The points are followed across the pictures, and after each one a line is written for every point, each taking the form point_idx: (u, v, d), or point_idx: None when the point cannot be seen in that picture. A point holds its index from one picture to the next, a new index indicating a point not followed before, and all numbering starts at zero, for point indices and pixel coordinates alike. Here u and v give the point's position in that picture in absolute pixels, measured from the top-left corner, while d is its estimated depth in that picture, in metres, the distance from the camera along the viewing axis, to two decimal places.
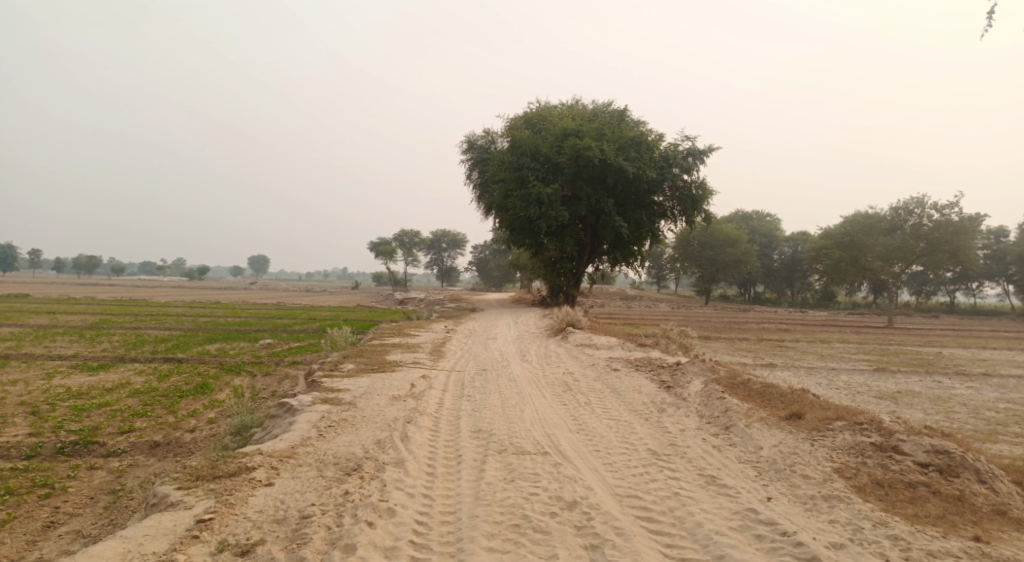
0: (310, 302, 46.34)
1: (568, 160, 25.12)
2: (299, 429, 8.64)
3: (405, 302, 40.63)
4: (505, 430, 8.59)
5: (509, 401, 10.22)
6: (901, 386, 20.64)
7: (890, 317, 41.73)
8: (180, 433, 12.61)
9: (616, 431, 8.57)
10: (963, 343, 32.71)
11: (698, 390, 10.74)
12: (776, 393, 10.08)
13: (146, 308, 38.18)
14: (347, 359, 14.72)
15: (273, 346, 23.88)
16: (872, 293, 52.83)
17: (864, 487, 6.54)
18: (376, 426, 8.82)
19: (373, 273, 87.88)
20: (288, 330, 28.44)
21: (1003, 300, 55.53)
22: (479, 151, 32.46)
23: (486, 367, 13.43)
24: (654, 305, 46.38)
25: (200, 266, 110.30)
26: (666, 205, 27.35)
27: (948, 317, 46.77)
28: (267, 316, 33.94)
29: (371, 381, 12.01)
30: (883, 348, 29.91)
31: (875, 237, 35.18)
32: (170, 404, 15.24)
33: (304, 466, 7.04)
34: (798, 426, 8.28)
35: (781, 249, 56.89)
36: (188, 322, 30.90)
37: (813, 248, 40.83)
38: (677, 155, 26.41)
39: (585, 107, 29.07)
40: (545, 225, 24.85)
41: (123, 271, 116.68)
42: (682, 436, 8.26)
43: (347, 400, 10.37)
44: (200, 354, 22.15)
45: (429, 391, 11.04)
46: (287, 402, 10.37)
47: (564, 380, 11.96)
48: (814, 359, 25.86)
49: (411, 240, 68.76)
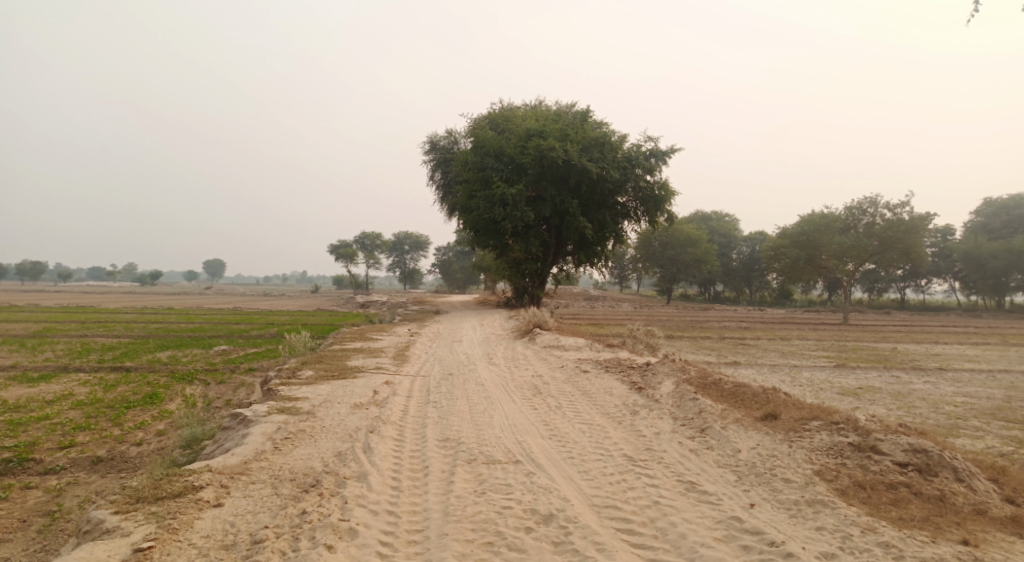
0: (267, 306, 45.16)
1: (532, 161, 24.84)
2: (253, 442, 8.12)
3: (367, 306, 39.88)
4: (474, 438, 8.21)
5: (477, 407, 9.84)
6: (862, 382, 20.87)
7: (845, 314, 42.57)
8: (126, 448, 11.91)
9: (589, 436, 8.26)
10: (915, 338, 33.49)
11: (669, 391, 10.50)
12: (749, 393, 9.89)
13: (93, 314, 36.61)
14: (306, 365, 14.13)
15: (228, 353, 23.05)
16: (828, 291, 53.89)
17: (846, 490, 6.34)
18: (337, 437, 8.34)
19: (333, 277, 86.53)
20: (244, 335, 27.58)
21: (950, 296, 57.21)
22: (441, 151, 32.01)
23: (452, 371, 13.03)
24: (617, 305, 46.50)
25: (153, 271, 107.16)
26: (629, 205, 27.27)
27: (900, 313, 47.90)
28: (222, 321, 32.88)
29: (331, 388, 11.49)
30: (841, 344, 30.36)
31: (829, 236, 35.67)
32: (116, 416, 14.46)
33: (258, 483, 6.54)
34: (774, 427, 8.07)
35: (739, 249, 57.61)
36: (138, 329, 29.73)
37: (771, 247, 41.37)
38: (640, 156, 26.36)
39: (548, 108, 28.85)
40: (509, 226, 24.51)
41: (71, 276, 112.57)
42: (658, 440, 7.99)
43: (306, 410, 9.84)
44: (151, 362, 21.22)
45: (393, 398, 10.59)
46: (241, 413, 9.82)
47: (533, 383, 11.62)
48: (776, 357, 26.08)
49: (372, 243, 67.76)
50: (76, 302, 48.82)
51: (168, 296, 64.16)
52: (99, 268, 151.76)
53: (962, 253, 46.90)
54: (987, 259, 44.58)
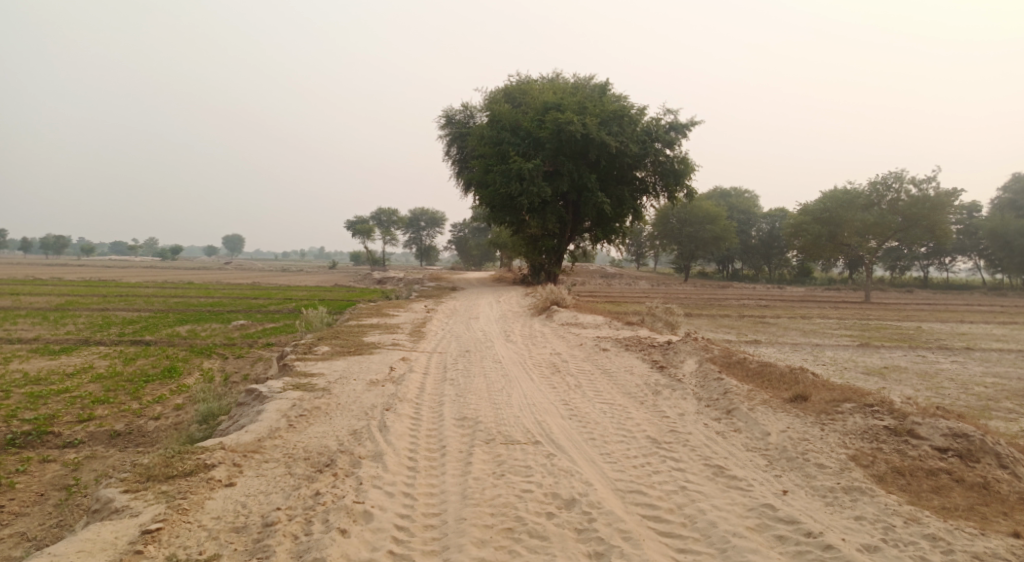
0: (285, 281, 45.35)
1: (549, 135, 24.35)
2: (267, 419, 7.94)
3: (384, 281, 39.85)
4: (493, 417, 7.98)
5: (496, 385, 9.60)
6: (887, 361, 20.45)
7: (866, 292, 41.84)
8: (144, 422, 11.87)
9: (611, 417, 7.99)
10: (940, 317, 32.83)
11: (692, 371, 10.21)
12: (775, 373, 9.57)
13: (115, 288, 36.88)
14: (322, 341, 13.96)
15: (246, 328, 23.04)
16: (848, 269, 53.04)
17: (884, 477, 6.02)
18: (351, 415, 8.13)
19: (350, 253, 86.70)
20: (262, 310, 27.58)
21: (975, 274, 56.06)
22: (457, 126, 31.58)
23: (470, 348, 12.80)
24: (634, 283, 46.05)
25: (173, 247, 107.99)
26: (647, 180, 26.75)
27: (923, 292, 47.05)
28: (241, 296, 32.96)
29: (347, 365, 11.31)
30: (863, 323, 29.82)
31: (852, 213, 34.72)
32: (134, 390, 14.43)
33: (271, 462, 6.36)
34: (804, 409, 7.74)
35: (759, 226, 56.79)
36: (158, 303, 29.85)
37: (792, 224, 40.60)
38: (659, 130, 25.77)
39: (565, 81, 28.26)
40: (527, 201, 24.14)
41: (93, 251, 113.82)
42: (682, 421, 7.71)
43: (321, 386, 9.66)
44: (169, 336, 21.24)
45: (409, 375, 10.40)
46: (255, 389, 9.67)
47: (552, 361, 11.36)
48: (798, 335, 25.66)
49: (389, 219, 67.59)
50: (98, 276, 49.31)
51: (188, 271, 64.51)
52: (121, 244, 153.36)
53: (987, 230, 45.73)
54: (1013, 236, 43.47)
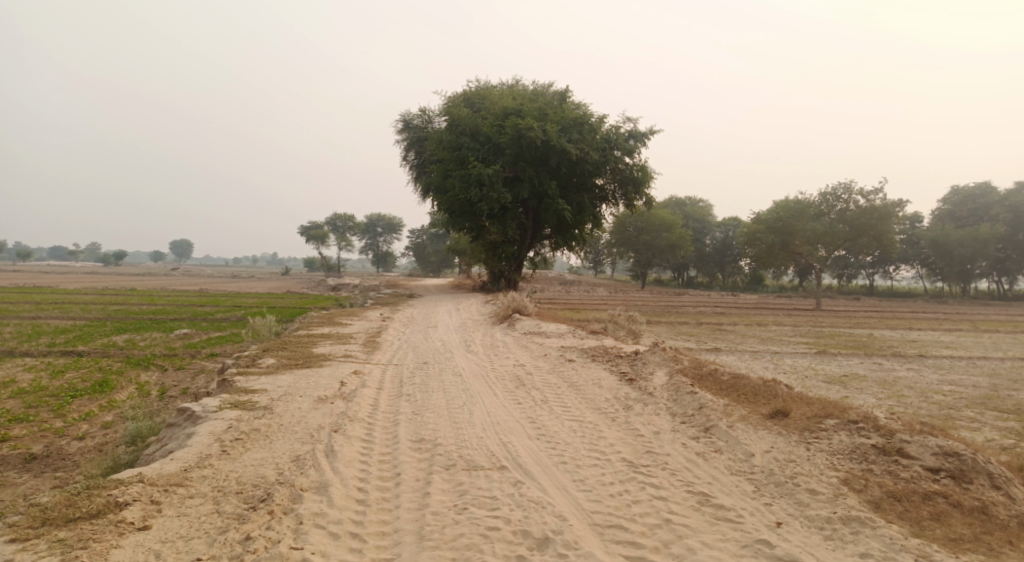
0: (234, 288, 43.70)
1: (509, 140, 23.74)
2: (197, 445, 7.08)
3: (338, 288, 38.66)
4: (453, 438, 7.28)
5: (456, 401, 8.89)
6: (846, 369, 20.41)
7: (817, 300, 42.41)
8: (66, 444, 10.81)
9: (581, 436, 7.36)
10: (889, 324, 33.32)
11: (663, 384, 9.65)
12: (750, 386, 9.11)
13: (50, 295, 34.77)
14: (268, 352, 13.01)
15: (189, 337, 21.77)
16: (799, 277, 53.79)
17: (880, 502, 5.54)
18: (295, 438, 7.33)
19: (304, 260, 84.71)
20: (208, 318, 26.21)
21: (918, 282, 57.59)
22: (415, 130, 30.78)
23: (427, 359, 12.06)
24: (592, 290, 45.77)
25: (118, 252, 104.40)
26: (607, 187, 26.37)
27: (869, 300, 47.98)
28: (186, 304, 31.38)
29: (293, 379, 10.44)
30: (818, 330, 29.99)
31: (803, 222, 35.08)
32: (59, 406, 13.21)
33: (196, 499, 5.57)
34: (786, 426, 7.21)
35: (713, 234, 57.30)
36: (96, 310, 28.16)
37: (745, 233, 40.79)
38: (619, 137, 25.44)
39: (525, 87, 27.76)
40: (486, 207, 23.50)
41: (30, 255, 108.58)
42: (658, 441, 7.14)
43: (263, 405, 8.79)
44: (104, 346, 19.86)
45: (361, 390, 9.61)
46: (188, 409, 8.77)
47: (515, 374, 10.71)
48: (756, 343, 25.57)
49: (344, 225, 66.05)
50: (34, 282, 46.90)
51: (131, 276, 61.91)
52: (60, 247, 146.87)
53: (929, 240, 46.85)
54: (953, 246, 44.61)
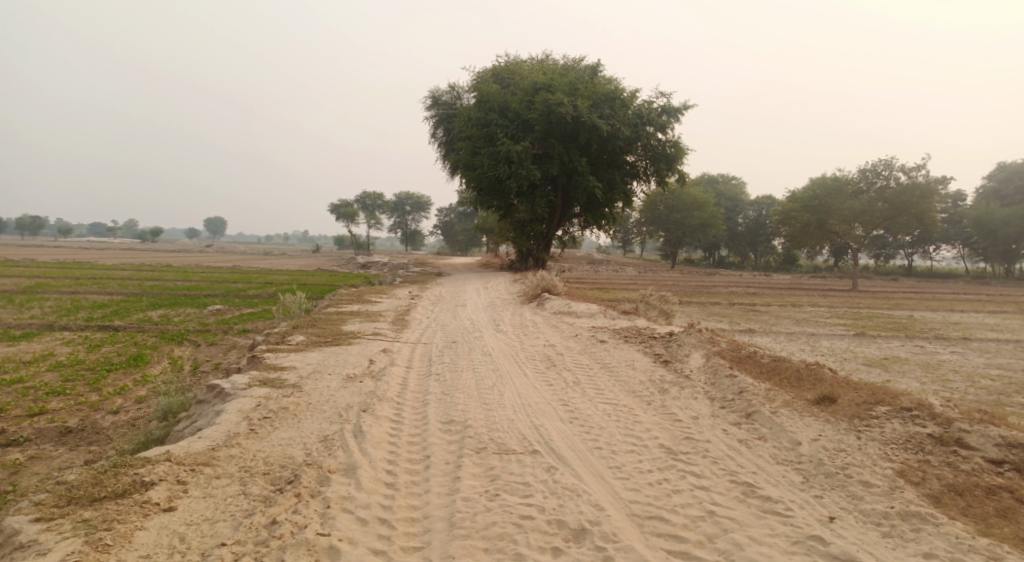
0: (265, 264, 44.13)
1: (539, 116, 23.28)
2: (225, 423, 6.96)
3: (368, 266, 38.74)
4: (483, 420, 7.06)
5: (485, 382, 8.67)
6: (886, 352, 19.77)
7: (854, 281, 41.36)
8: (100, 418, 10.87)
9: (616, 421, 7.09)
10: (929, 305, 32.33)
11: (700, 366, 9.32)
12: (793, 371, 8.72)
13: (88, 270, 35.43)
14: (297, 329, 12.93)
15: (221, 313, 21.92)
16: (834, 256, 52.52)
17: (940, 497, 5.18)
18: (323, 417, 7.18)
19: (335, 238, 85.31)
20: (240, 294, 26.41)
21: (959, 262, 55.87)
22: (444, 107, 30.45)
23: (456, 338, 11.86)
24: (622, 269, 45.22)
25: (154, 229, 106.44)
26: (638, 164, 25.80)
27: (908, 281, 46.66)
28: (219, 280, 31.67)
29: (322, 357, 10.30)
30: (855, 312, 29.18)
31: (841, 200, 34.04)
32: (94, 380, 13.32)
33: (223, 479, 5.43)
34: (834, 413, 6.84)
35: (745, 213, 56.07)
36: (132, 286, 28.58)
37: (780, 212, 39.80)
38: (651, 112, 24.79)
39: (555, 62, 27.20)
40: (515, 185, 23.15)
41: (70, 232, 111.04)
42: (698, 426, 6.84)
43: (291, 383, 8.66)
44: (140, 321, 20.06)
45: (389, 369, 9.43)
46: (217, 386, 8.69)
47: (546, 354, 10.45)
48: (791, 324, 24.95)
49: (374, 203, 66.20)
50: (73, 258, 47.99)
51: (165, 253, 62.94)
52: (98, 224, 149.99)
53: (972, 219, 45.26)
54: (997, 225, 43.03)
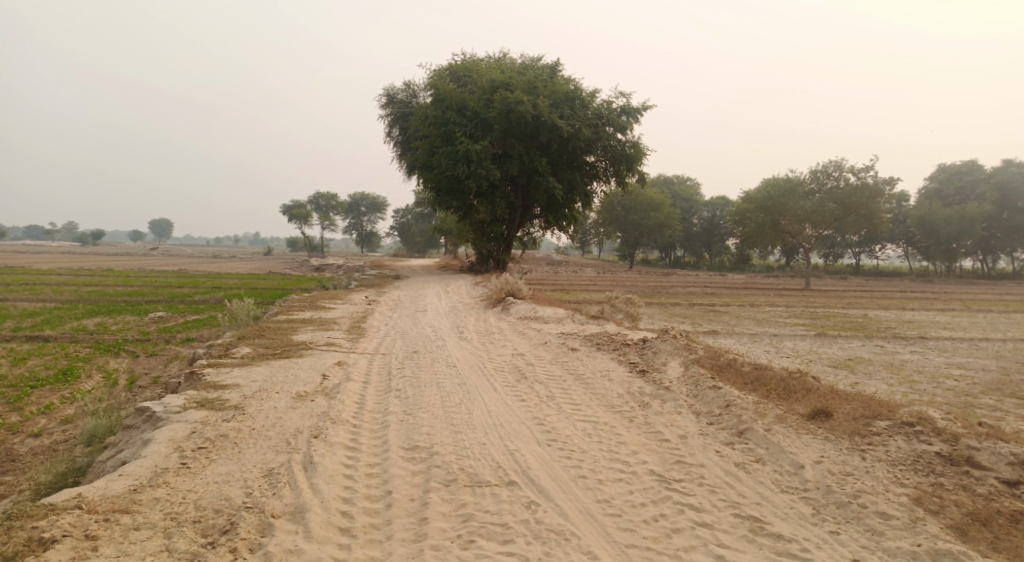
0: (215, 269, 42.29)
1: (498, 115, 22.57)
2: (152, 456, 6.07)
3: (322, 269, 37.45)
4: (451, 444, 6.33)
5: (451, 399, 7.90)
6: (849, 353, 19.65)
7: (806, 279, 41.76)
8: (19, 443, 9.72)
9: (598, 442, 6.41)
10: (882, 304, 32.64)
11: (679, 377, 8.74)
12: (778, 381, 8.18)
13: (22, 276, 33.26)
14: (243, 340, 11.92)
15: (164, 320, 20.56)
16: (786, 256, 53.17)
17: (966, 529, 4.69)
18: (269, 445, 6.35)
19: (288, 240, 83.14)
20: (186, 300, 24.97)
21: (903, 260, 57.21)
22: (399, 106, 29.50)
23: (417, 348, 11.05)
24: (580, 270, 44.85)
25: (96, 232, 102.66)
26: (598, 165, 25.30)
27: (856, 279, 47.43)
28: (164, 285, 30.03)
29: (270, 372, 9.39)
30: (812, 311, 29.24)
31: (793, 200, 34.20)
32: (17, 398, 12.06)
33: (143, 536, 4.63)
34: (833, 429, 6.29)
35: (700, 214, 56.39)
36: (69, 292, 26.81)
37: (734, 213, 39.89)
38: (611, 113, 24.31)
39: (513, 61, 26.51)
40: (474, 185, 22.43)
41: (6, 236, 105.71)
42: (687, 447, 6.24)
43: (234, 404, 7.75)
44: (74, 331, 18.62)
45: (344, 385, 8.60)
46: (149, 409, 7.75)
47: (515, 364, 9.75)
48: (752, 324, 24.77)
49: (327, 204, 64.52)
50: (5, 262, 45.26)
51: (110, 257, 60.07)
52: (35, 228, 143.18)
53: (916, 219, 46.28)
54: (940, 225, 44.03)
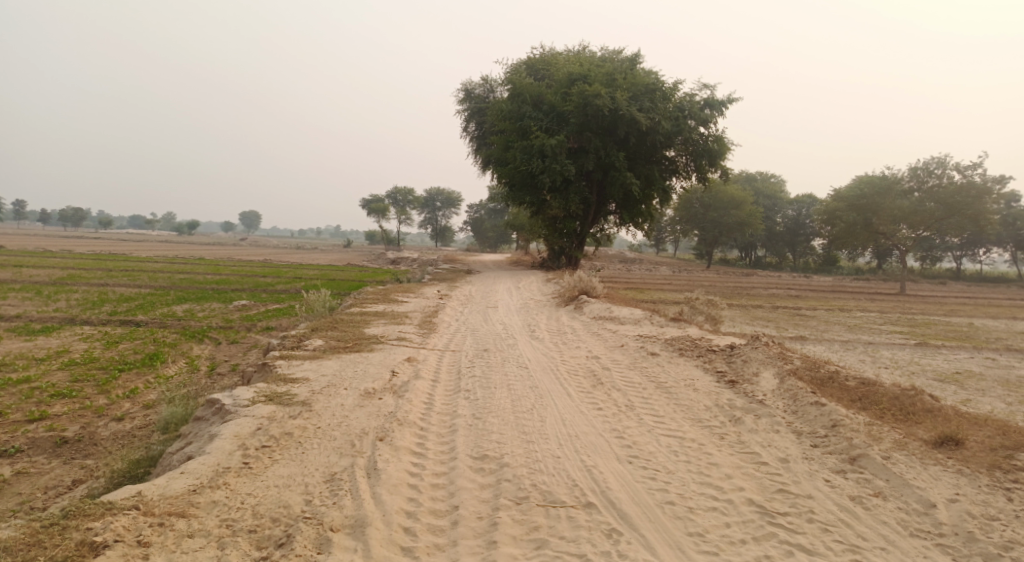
0: (298, 259, 43.40)
1: (574, 109, 21.94)
2: (216, 453, 5.83)
3: (398, 262, 37.76)
4: (524, 455, 5.83)
5: (523, 404, 7.37)
6: (956, 364, 17.99)
7: (901, 283, 39.00)
8: (102, 426, 9.84)
9: (686, 462, 5.76)
10: (988, 312, 30.04)
11: (774, 389, 7.94)
12: (891, 400, 7.28)
13: (122, 263, 34.99)
14: (316, 332, 11.77)
15: (247, 309, 20.96)
16: (878, 258, 50.11)
17: None
18: (332, 447, 6.02)
19: (366, 233, 84.89)
20: (268, 289, 25.50)
21: (1010, 266, 52.84)
22: (476, 101, 29.24)
23: (488, 346, 10.60)
24: (656, 269, 43.56)
25: (191, 223, 108.26)
26: (678, 160, 24.24)
27: (957, 284, 44.09)
28: (249, 274, 30.93)
29: (339, 366, 9.15)
30: (909, 318, 27.16)
31: (889, 200, 31.97)
32: (105, 381, 12.33)
33: (197, 546, 4.41)
34: (967, 461, 5.44)
35: (785, 212, 53.81)
36: (162, 279, 27.88)
37: (822, 212, 37.76)
38: (693, 106, 23.20)
39: (592, 54, 25.75)
40: (548, 180, 21.90)
41: (111, 226, 112.67)
42: (791, 472, 5.53)
43: (301, 399, 7.51)
44: (163, 317, 19.20)
45: (412, 384, 8.22)
46: (218, 401, 7.59)
47: (590, 368, 9.15)
48: (844, 331, 23.18)
49: (405, 198, 65.32)
50: (107, 250, 47.79)
51: (202, 247, 62.59)
52: (137, 219, 152.21)
53: None
54: None
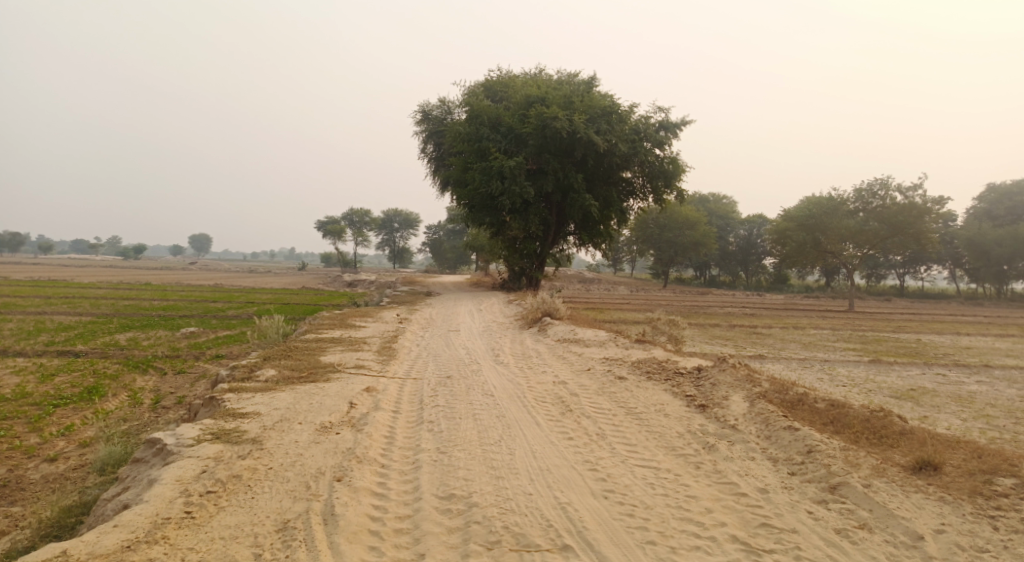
0: (250, 283, 42.19)
1: (532, 131, 21.87)
2: (156, 500, 5.34)
3: (354, 285, 37.01)
4: (493, 493, 5.49)
5: (490, 435, 7.01)
6: (909, 381, 18.28)
7: (850, 301, 39.94)
8: (33, 468, 9.08)
9: (664, 495, 5.49)
10: (933, 328, 30.86)
11: (745, 413, 7.76)
12: (863, 422, 7.16)
13: (62, 289, 33.38)
14: (268, 361, 11.20)
15: (195, 336, 20.07)
16: (827, 276, 51.32)
17: None
18: (285, 489, 5.59)
19: (322, 255, 83.51)
20: (219, 315, 24.55)
21: (949, 283, 54.72)
22: (433, 123, 28.97)
23: (451, 373, 10.22)
24: (614, 289, 43.73)
25: (139, 246, 104.98)
26: (635, 181, 24.34)
27: (901, 301, 45.41)
28: (198, 299, 29.83)
29: (294, 398, 8.64)
30: (861, 335, 27.67)
31: (837, 219, 32.71)
32: (39, 418, 11.49)
33: None
34: (948, 488, 5.30)
35: (737, 232, 54.87)
36: (105, 306, 26.59)
37: (773, 232, 38.47)
38: (648, 128, 23.34)
39: (549, 76, 25.80)
40: (507, 202, 21.73)
41: (53, 250, 108.37)
42: (773, 504, 5.32)
43: (252, 436, 7.01)
44: (104, 346, 18.20)
45: (372, 417, 7.78)
46: (160, 441, 7.03)
47: (557, 394, 8.86)
48: (800, 349, 23.46)
49: (361, 220, 64.50)
50: (48, 275, 45.51)
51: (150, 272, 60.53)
52: (80, 243, 146.98)
53: (963, 239, 44.22)
54: (990, 246, 41.98)
